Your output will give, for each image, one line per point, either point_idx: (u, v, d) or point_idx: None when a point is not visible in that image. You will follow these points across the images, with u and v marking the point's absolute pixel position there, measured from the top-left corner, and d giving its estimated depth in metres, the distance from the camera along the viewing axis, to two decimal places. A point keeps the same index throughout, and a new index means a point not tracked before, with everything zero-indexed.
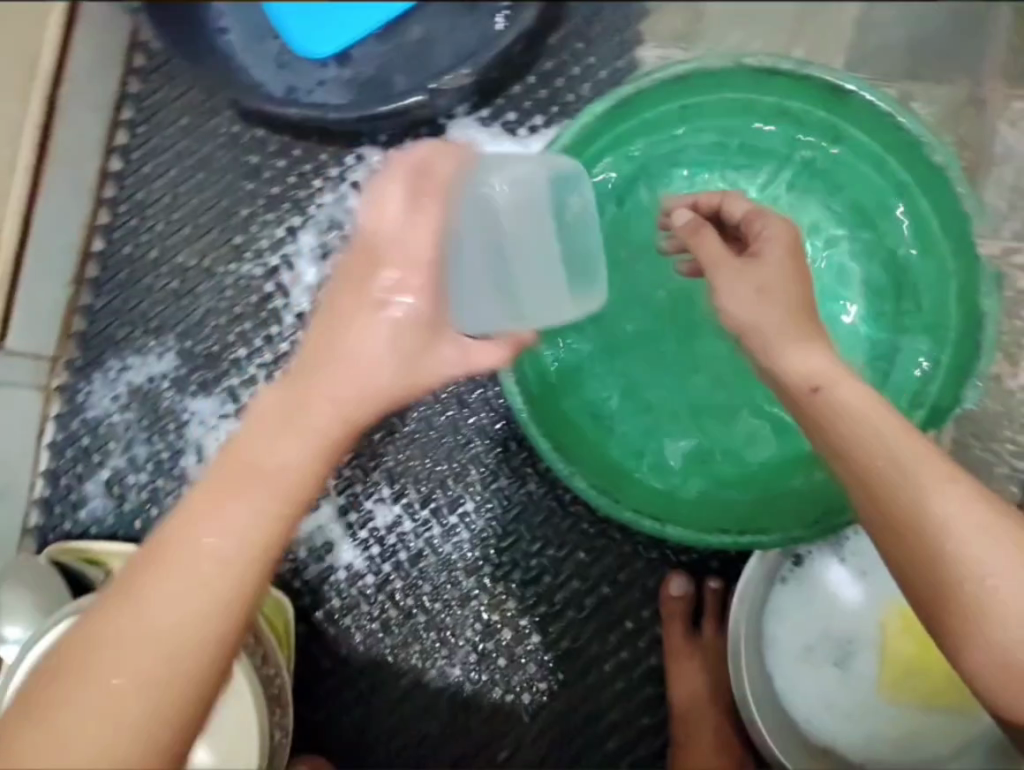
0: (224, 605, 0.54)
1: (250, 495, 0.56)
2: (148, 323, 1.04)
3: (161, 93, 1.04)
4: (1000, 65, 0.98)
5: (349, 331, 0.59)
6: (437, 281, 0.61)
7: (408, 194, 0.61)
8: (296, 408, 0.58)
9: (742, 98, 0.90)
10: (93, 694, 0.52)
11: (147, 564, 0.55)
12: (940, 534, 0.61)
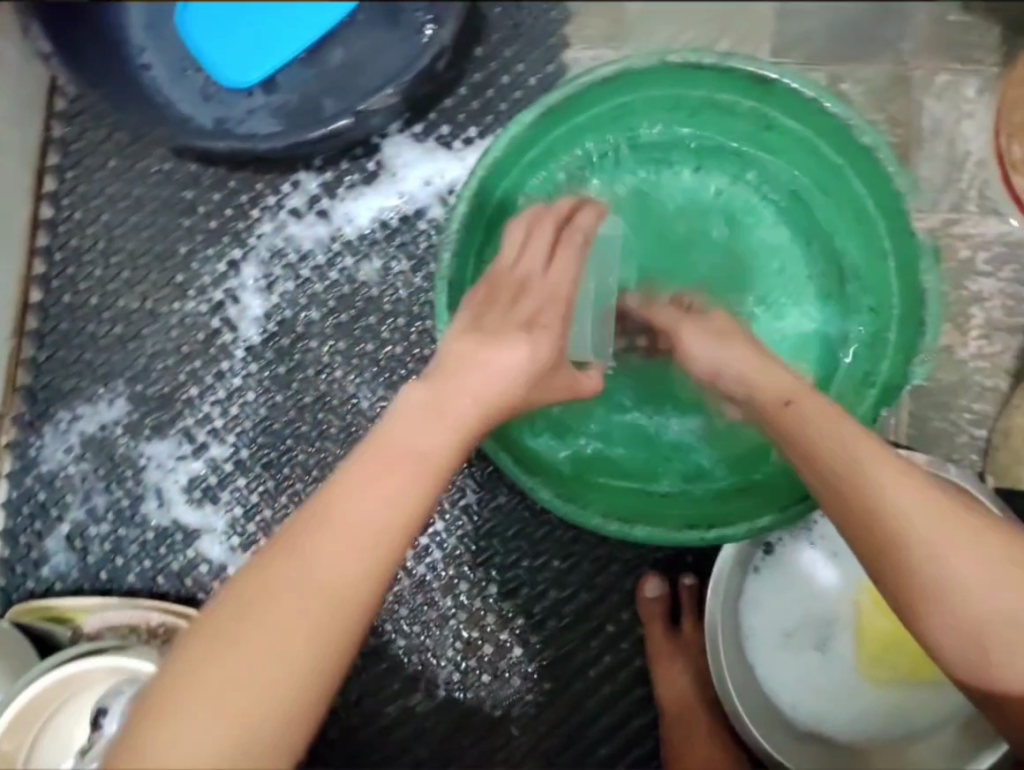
0: (374, 575, 0.57)
1: (401, 473, 0.59)
2: (95, 370, 1.02)
3: (88, 136, 1.02)
4: (921, 41, 1.00)
5: (489, 337, 0.66)
6: (569, 311, 0.72)
7: (553, 244, 0.75)
8: (442, 396, 0.62)
9: (670, 93, 0.90)
10: (253, 648, 0.55)
11: (300, 534, 0.57)
12: (895, 531, 0.62)
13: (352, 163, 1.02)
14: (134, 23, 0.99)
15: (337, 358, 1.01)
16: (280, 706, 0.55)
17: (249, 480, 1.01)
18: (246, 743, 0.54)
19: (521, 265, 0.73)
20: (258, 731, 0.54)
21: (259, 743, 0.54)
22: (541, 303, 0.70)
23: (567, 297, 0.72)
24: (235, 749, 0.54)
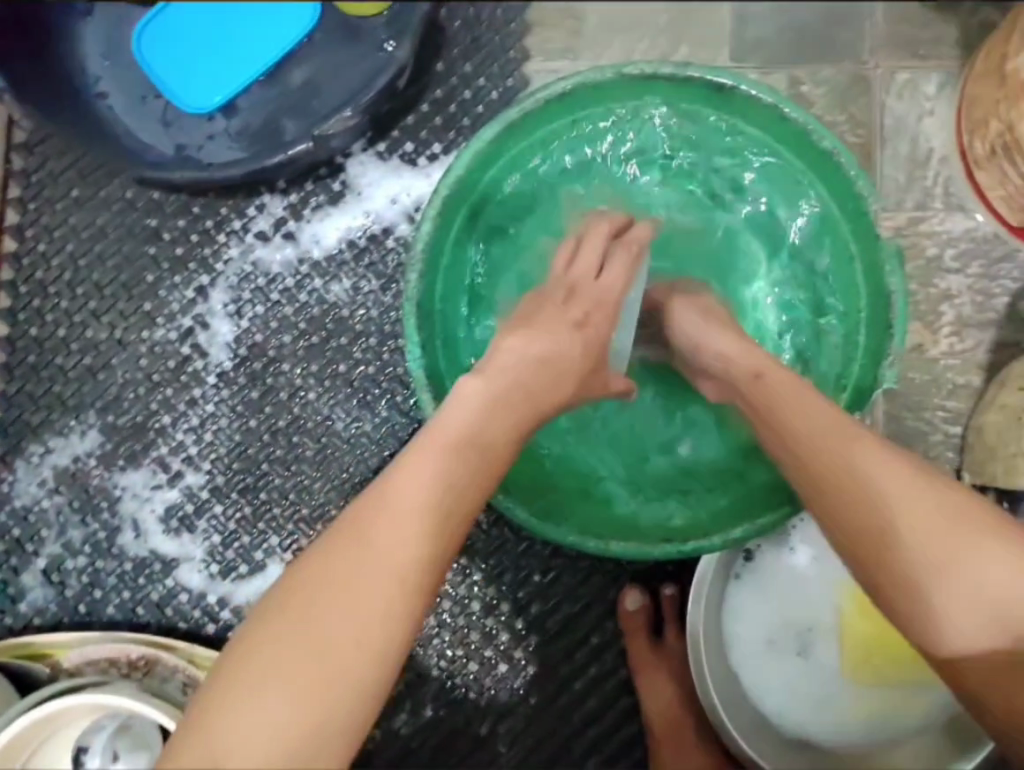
0: (441, 549, 0.60)
1: (462, 454, 0.64)
2: (66, 402, 1.01)
3: (50, 167, 1.02)
4: (879, 40, 1.01)
5: (544, 333, 0.73)
6: (617, 314, 0.79)
7: (608, 247, 0.81)
8: (493, 385, 0.68)
9: (628, 106, 0.92)
10: (333, 620, 0.56)
11: (371, 514, 0.59)
12: (845, 493, 0.65)
13: (317, 184, 1.01)
14: (90, 52, 0.99)
15: (310, 381, 1.01)
16: (357, 682, 0.56)
17: (226, 507, 1.00)
18: (328, 718, 0.55)
19: (577, 269, 0.79)
20: (338, 709, 0.55)
21: (337, 720, 0.55)
22: (591, 305, 0.77)
23: (617, 299, 0.79)
24: (316, 727, 0.54)
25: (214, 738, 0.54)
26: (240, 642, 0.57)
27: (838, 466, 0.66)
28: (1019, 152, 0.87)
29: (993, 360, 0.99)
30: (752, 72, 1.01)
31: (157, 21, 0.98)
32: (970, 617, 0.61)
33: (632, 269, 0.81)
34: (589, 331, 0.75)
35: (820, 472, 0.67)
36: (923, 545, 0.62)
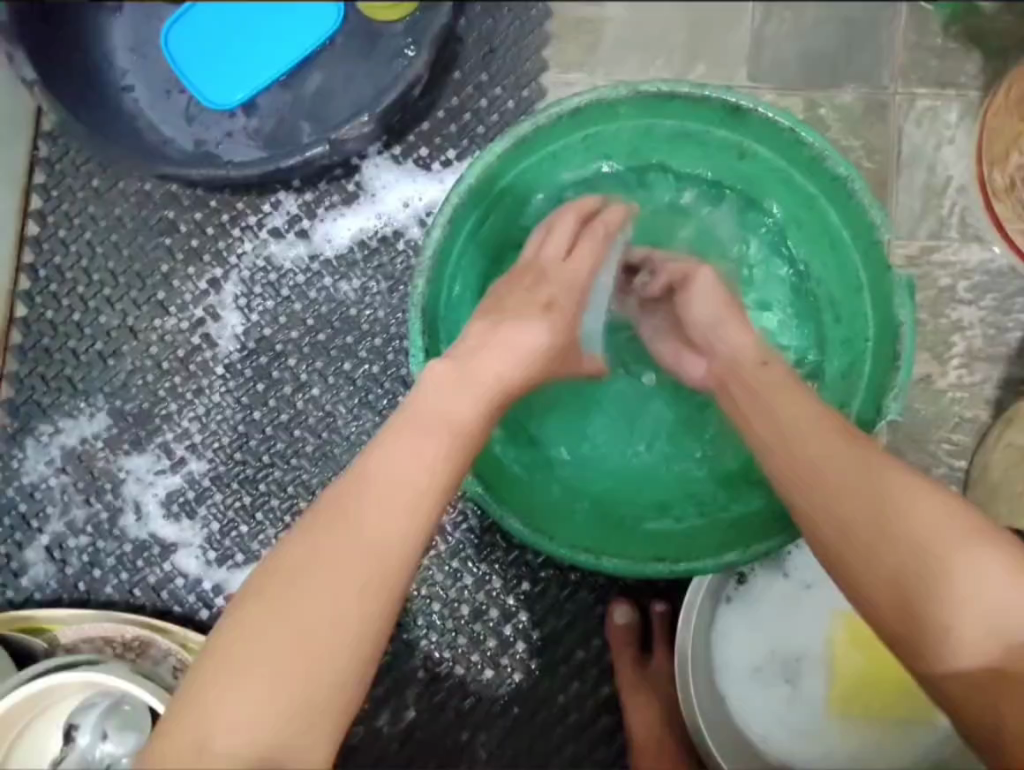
0: (417, 526, 0.60)
1: (434, 434, 0.63)
2: (77, 385, 1.04)
3: (74, 156, 1.05)
4: (898, 67, 1.00)
5: (512, 317, 0.73)
6: (584, 297, 0.79)
7: (576, 233, 0.82)
8: (466, 370, 0.68)
9: (642, 122, 0.92)
10: (309, 604, 0.56)
11: (345, 498, 0.59)
12: (834, 493, 0.66)
13: (331, 184, 1.03)
14: (118, 46, 1.01)
15: (314, 376, 1.02)
16: (340, 661, 0.56)
17: (226, 496, 1.02)
18: (313, 697, 0.55)
19: (543, 255, 0.81)
20: (322, 690, 0.55)
21: (321, 698, 0.55)
22: (559, 287, 0.78)
23: (584, 284, 0.79)
24: (299, 705, 0.54)
25: (197, 722, 0.54)
26: (221, 629, 0.57)
27: (826, 468, 0.67)
28: None
29: (1002, 395, 0.97)
30: (769, 93, 1.01)
31: (186, 18, 1.00)
32: (960, 622, 0.61)
33: (602, 255, 0.82)
34: (553, 311, 0.75)
35: (807, 474, 0.67)
36: (911, 554, 0.63)
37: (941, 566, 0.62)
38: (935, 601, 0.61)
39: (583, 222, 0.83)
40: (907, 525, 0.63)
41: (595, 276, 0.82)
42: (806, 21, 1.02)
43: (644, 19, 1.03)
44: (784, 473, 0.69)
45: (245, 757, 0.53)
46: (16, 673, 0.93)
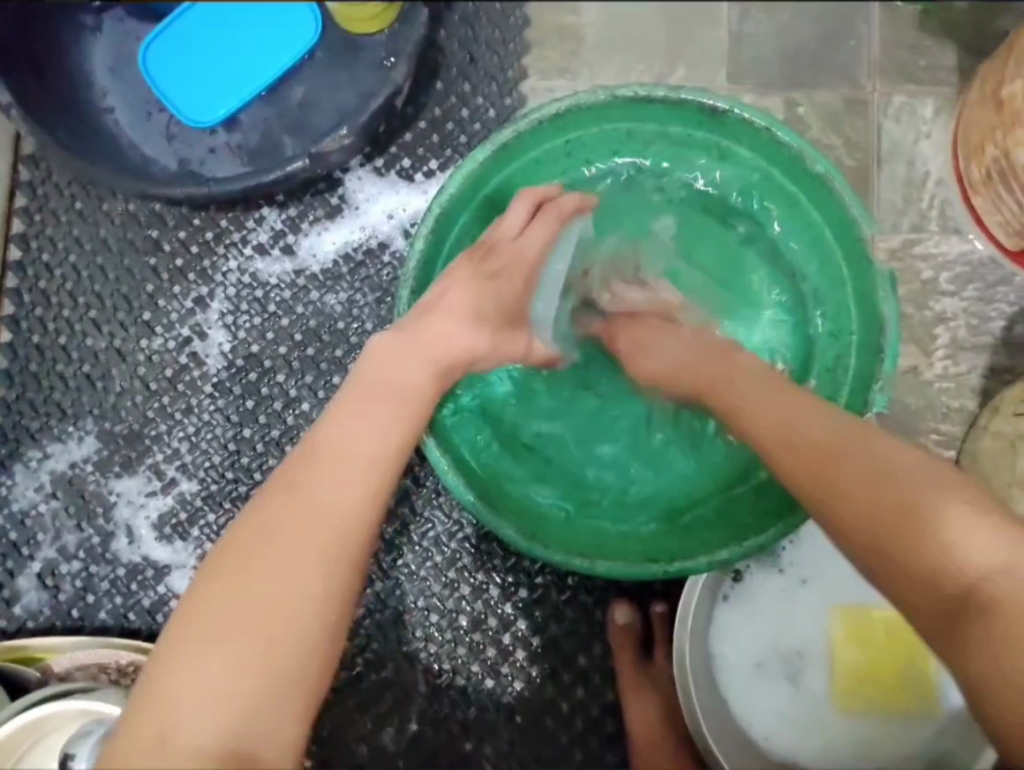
0: (375, 491, 0.61)
1: (384, 403, 0.66)
2: (65, 409, 1.03)
3: (56, 178, 1.04)
4: (873, 64, 1.02)
5: (462, 286, 0.74)
6: (531, 277, 0.80)
7: (532, 213, 0.82)
8: (411, 339, 0.70)
9: (622, 127, 0.94)
10: (272, 578, 0.56)
11: (296, 474, 0.60)
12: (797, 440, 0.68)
13: (316, 198, 1.03)
14: (98, 68, 1.01)
15: (305, 391, 1.02)
16: (305, 634, 0.56)
17: (219, 515, 1.01)
18: (284, 671, 0.55)
19: (498, 228, 0.80)
20: (291, 665, 0.55)
21: (291, 672, 0.55)
22: (508, 261, 0.78)
23: (532, 263, 0.80)
24: (269, 683, 0.54)
25: (162, 716, 0.53)
26: (178, 615, 0.56)
27: (788, 421, 0.70)
28: (1013, 176, 0.87)
29: (988, 384, 0.99)
30: (747, 94, 1.03)
31: (163, 37, 1.00)
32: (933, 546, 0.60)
33: (554, 238, 0.81)
34: (499, 287, 0.77)
35: (777, 429, 0.70)
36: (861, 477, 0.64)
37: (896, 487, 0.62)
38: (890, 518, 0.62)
39: (539, 204, 0.82)
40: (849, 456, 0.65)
41: (544, 258, 0.82)
42: (781, 21, 1.03)
43: (622, 22, 1.04)
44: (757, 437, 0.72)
45: (214, 740, 0.52)
46: (11, 703, 0.92)
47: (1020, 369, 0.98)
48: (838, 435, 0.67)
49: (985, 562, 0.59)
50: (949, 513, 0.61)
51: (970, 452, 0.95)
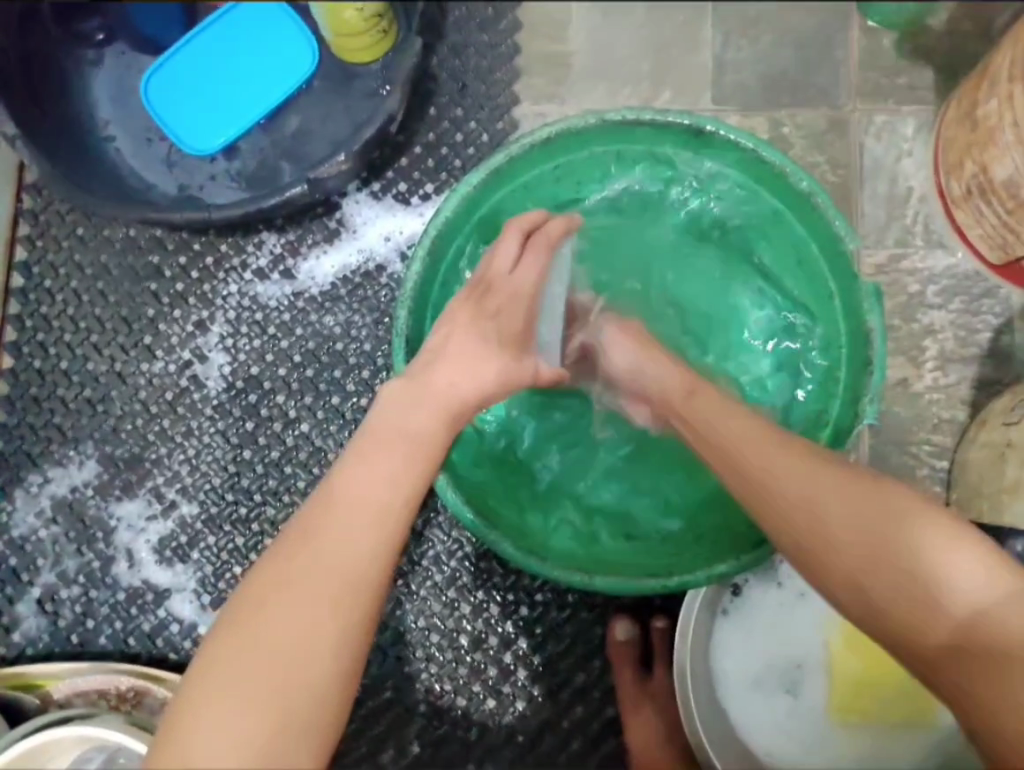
0: (386, 541, 0.61)
1: (396, 451, 0.65)
2: (65, 434, 1.03)
3: (57, 206, 1.06)
4: (854, 85, 1.05)
5: (463, 330, 0.76)
6: (531, 307, 0.81)
7: (523, 245, 0.83)
8: (424, 387, 0.70)
9: (611, 149, 0.96)
10: (282, 630, 0.57)
11: (307, 524, 0.60)
12: (789, 500, 0.67)
13: (314, 222, 1.05)
14: (100, 98, 1.04)
15: (303, 412, 1.02)
16: (318, 681, 0.56)
17: (219, 538, 1.01)
18: (295, 723, 0.55)
19: (491, 267, 0.81)
20: (303, 715, 0.55)
21: (301, 723, 0.55)
22: (505, 300, 0.79)
23: (529, 296, 0.80)
24: (280, 733, 0.54)
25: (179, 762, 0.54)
26: (196, 660, 0.57)
27: (772, 463, 0.68)
28: (992, 192, 0.90)
29: (977, 394, 1.00)
30: (732, 116, 1.05)
31: (163, 69, 1.02)
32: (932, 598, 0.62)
33: (546, 267, 0.83)
34: (501, 323, 0.78)
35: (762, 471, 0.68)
36: (860, 533, 0.64)
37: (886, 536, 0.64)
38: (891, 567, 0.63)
39: (528, 239, 0.84)
40: (854, 506, 0.65)
41: (541, 286, 0.83)
42: (762, 46, 1.06)
43: (608, 49, 1.07)
44: (746, 493, 0.69)
45: None
46: (9, 731, 0.91)
47: (1007, 379, 1.00)
48: (814, 471, 0.67)
49: (979, 604, 0.61)
50: (947, 555, 0.63)
51: (960, 463, 0.96)
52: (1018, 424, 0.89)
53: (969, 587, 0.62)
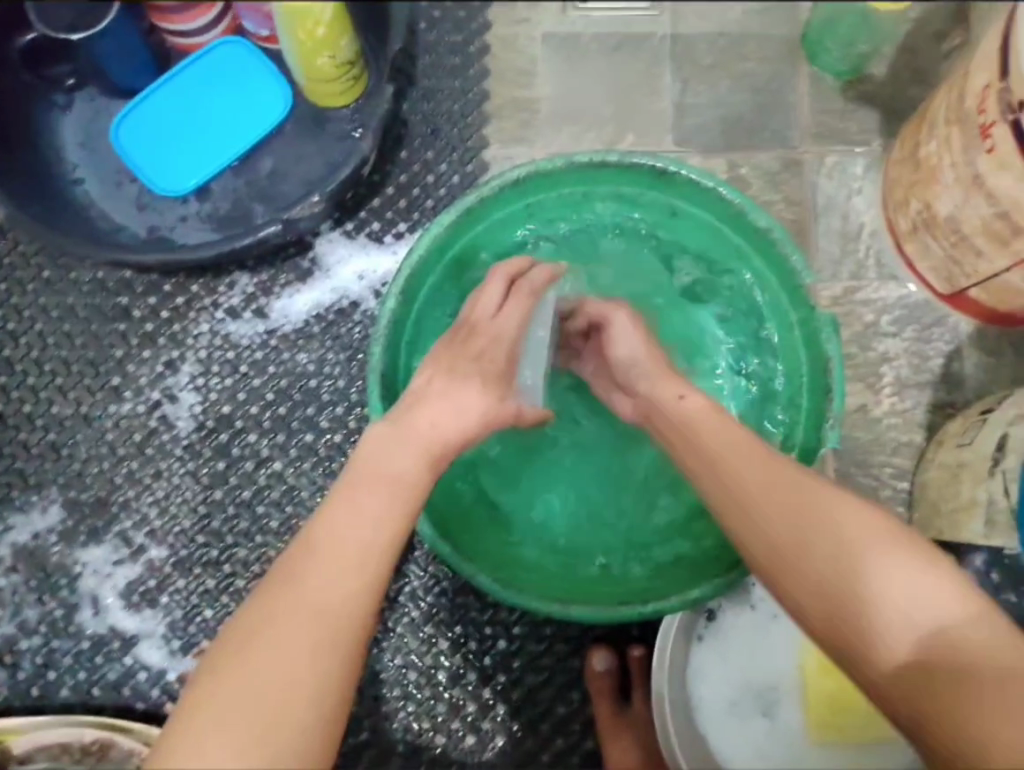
0: (368, 584, 0.61)
1: (380, 493, 0.65)
2: (28, 480, 1.01)
3: (23, 248, 1.05)
4: (806, 128, 1.10)
5: (448, 372, 0.77)
6: (514, 350, 0.83)
7: (507, 292, 0.86)
8: (407, 427, 0.70)
9: (579, 189, 1.00)
10: (262, 674, 0.56)
11: (291, 566, 0.60)
12: (763, 528, 0.69)
13: (286, 262, 1.06)
14: (68, 143, 1.05)
15: (276, 450, 1.02)
16: (302, 728, 0.56)
17: (188, 581, 0.99)
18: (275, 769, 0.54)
19: (474, 310, 0.85)
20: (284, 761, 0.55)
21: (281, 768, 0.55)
22: (488, 341, 0.81)
23: (512, 337, 0.83)
24: None
25: None
26: (181, 703, 0.57)
27: (746, 489, 0.71)
28: (936, 226, 0.96)
29: (932, 419, 1.05)
30: (693, 157, 1.10)
31: (133, 113, 1.03)
32: (897, 627, 0.64)
33: (528, 312, 0.86)
34: (484, 364, 0.79)
35: (738, 500, 0.71)
36: (832, 561, 0.66)
37: (856, 565, 0.66)
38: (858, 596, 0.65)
39: (511, 285, 0.87)
40: (827, 535, 0.67)
41: (523, 332, 0.85)
42: (719, 91, 1.11)
43: (572, 94, 1.11)
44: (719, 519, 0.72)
45: None
46: None
47: (959, 402, 1.05)
48: (790, 498, 0.70)
49: (944, 630, 0.63)
50: (913, 582, 0.64)
51: (920, 486, 1.00)
52: (971, 445, 0.92)
53: (932, 614, 0.64)
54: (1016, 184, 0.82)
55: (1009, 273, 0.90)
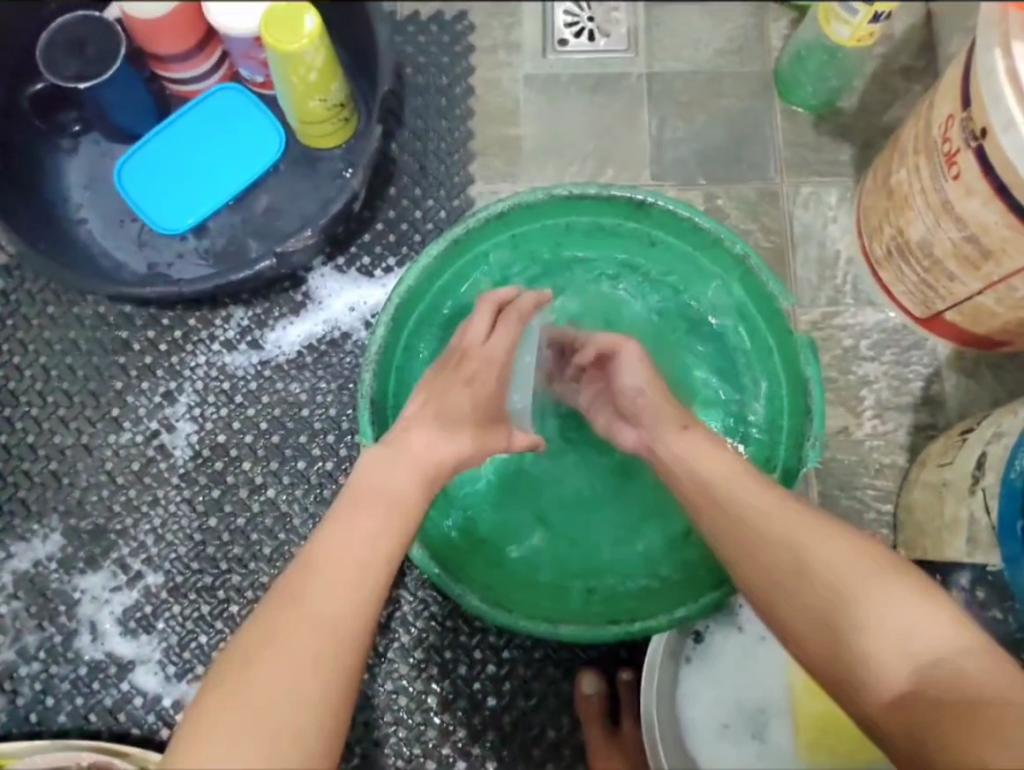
0: (365, 600, 0.63)
1: (378, 511, 0.67)
2: (30, 509, 1.04)
3: (29, 286, 1.09)
4: (782, 161, 1.14)
5: (438, 394, 0.80)
6: (504, 374, 0.86)
7: (494, 321, 0.89)
8: (401, 448, 0.73)
9: (560, 220, 1.03)
10: (265, 687, 0.58)
11: (294, 582, 0.63)
12: (755, 547, 0.72)
13: (280, 295, 1.09)
14: (73, 184, 1.10)
15: (269, 477, 1.05)
16: (304, 741, 0.57)
17: (184, 607, 1.01)
18: None
19: (465, 338, 0.87)
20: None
21: None
22: (480, 366, 0.84)
23: (502, 361, 0.87)
24: None
25: None
26: (186, 717, 0.58)
27: (739, 512, 0.74)
28: (910, 252, 0.98)
29: (914, 440, 1.06)
30: (672, 190, 1.14)
31: (135, 156, 1.08)
32: (889, 645, 0.63)
33: (517, 337, 0.89)
34: (476, 389, 0.82)
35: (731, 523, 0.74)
36: (821, 578, 0.68)
37: (845, 583, 0.67)
38: (847, 613, 0.66)
39: (498, 312, 0.90)
40: (814, 552, 0.69)
41: (512, 356, 0.89)
42: (697, 126, 1.16)
43: (555, 130, 1.16)
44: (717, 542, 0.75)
45: None
46: None
47: (940, 424, 1.06)
48: (777, 516, 0.72)
49: (940, 647, 0.62)
50: (903, 600, 0.65)
51: (904, 508, 1.02)
52: (952, 464, 0.94)
53: (925, 632, 0.63)
54: (983, 209, 0.85)
55: (983, 296, 0.93)
